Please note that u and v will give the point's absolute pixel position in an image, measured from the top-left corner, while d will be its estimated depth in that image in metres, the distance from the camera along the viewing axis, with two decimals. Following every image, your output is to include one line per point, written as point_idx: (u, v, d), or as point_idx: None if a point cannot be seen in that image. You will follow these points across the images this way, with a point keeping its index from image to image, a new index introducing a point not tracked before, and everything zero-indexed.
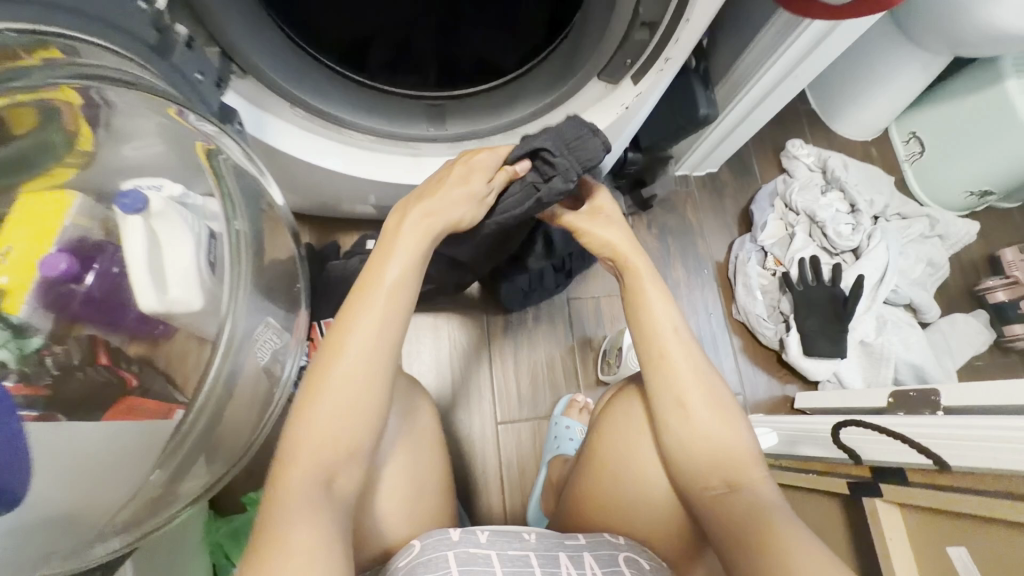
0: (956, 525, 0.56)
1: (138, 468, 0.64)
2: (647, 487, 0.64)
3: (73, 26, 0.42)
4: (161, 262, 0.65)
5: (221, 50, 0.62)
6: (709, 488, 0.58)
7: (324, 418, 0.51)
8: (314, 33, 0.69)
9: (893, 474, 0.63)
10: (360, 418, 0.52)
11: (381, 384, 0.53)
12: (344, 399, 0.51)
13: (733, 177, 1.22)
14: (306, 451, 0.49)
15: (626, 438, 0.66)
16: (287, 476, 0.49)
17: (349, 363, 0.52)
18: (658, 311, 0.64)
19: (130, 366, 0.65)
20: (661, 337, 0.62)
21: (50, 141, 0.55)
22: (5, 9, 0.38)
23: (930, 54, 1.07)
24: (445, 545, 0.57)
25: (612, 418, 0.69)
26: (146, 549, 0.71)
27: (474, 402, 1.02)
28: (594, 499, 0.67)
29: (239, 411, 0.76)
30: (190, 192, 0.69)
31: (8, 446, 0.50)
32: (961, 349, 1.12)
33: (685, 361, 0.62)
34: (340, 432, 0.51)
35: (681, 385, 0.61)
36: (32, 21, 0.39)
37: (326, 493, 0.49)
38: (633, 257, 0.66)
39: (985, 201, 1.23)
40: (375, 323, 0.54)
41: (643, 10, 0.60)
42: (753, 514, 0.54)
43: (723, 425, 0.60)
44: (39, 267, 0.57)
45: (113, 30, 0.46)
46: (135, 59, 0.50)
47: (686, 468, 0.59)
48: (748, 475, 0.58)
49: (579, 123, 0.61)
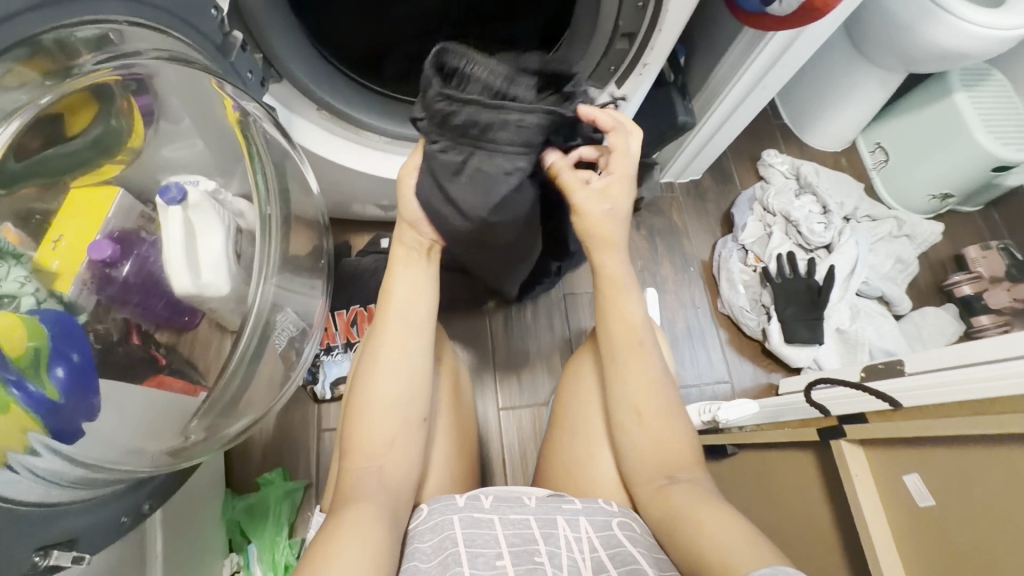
0: (920, 459, 0.62)
1: (177, 419, 0.67)
2: (599, 474, 0.69)
3: (136, 14, 0.48)
4: (195, 249, 0.72)
5: (264, 57, 0.72)
6: (652, 480, 0.63)
7: (373, 418, 0.59)
8: (341, 49, 0.81)
9: (850, 418, 0.70)
10: (401, 411, 0.60)
11: (417, 379, 0.62)
12: (384, 398, 0.60)
13: (714, 184, 1.32)
14: (362, 443, 0.58)
15: (576, 420, 0.73)
16: (354, 463, 0.57)
17: (383, 367, 0.61)
18: (621, 314, 0.68)
19: (158, 347, 0.69)
20: (615, 344, 0.68)
21: (109, 126, 0.59)
22: (93, 7, 0.44)
23: (885, 71, 1.20)
24: (451, 509, 0.58)
25: (568, 412, 0.75)
26: (180, 509, 0.76)
27: (479, 389, 1.09)
28: (560, 479, 0.72)
29: (257, 394, 0.79)
30: (222, 188, 0.76)
31: (76, 380, 0.49)
32: (933, 338, 1.18)
33: (640, 371, 0.66)
34: (389, 428, 0.59)
35: (629, 390, 0.66)
36: (101, 14, 0.45)
37: (381, 474, 0.57)
38: (608, 258, 0.68)
39: (947, 204, 1.32)
40: (401, 333, 0.63)
41: (622, 22, 0.71)
42: (682, 505, 0.58)
43: (669, 425, 0.65)
44: (87, 253, 0.61)
45: (168, 17, 0.52)
46: (185, 41, 0.56)
47: (632, 461, 0.65)
48: (689, 469, 0.63)
49: (431, 68, 0.58)
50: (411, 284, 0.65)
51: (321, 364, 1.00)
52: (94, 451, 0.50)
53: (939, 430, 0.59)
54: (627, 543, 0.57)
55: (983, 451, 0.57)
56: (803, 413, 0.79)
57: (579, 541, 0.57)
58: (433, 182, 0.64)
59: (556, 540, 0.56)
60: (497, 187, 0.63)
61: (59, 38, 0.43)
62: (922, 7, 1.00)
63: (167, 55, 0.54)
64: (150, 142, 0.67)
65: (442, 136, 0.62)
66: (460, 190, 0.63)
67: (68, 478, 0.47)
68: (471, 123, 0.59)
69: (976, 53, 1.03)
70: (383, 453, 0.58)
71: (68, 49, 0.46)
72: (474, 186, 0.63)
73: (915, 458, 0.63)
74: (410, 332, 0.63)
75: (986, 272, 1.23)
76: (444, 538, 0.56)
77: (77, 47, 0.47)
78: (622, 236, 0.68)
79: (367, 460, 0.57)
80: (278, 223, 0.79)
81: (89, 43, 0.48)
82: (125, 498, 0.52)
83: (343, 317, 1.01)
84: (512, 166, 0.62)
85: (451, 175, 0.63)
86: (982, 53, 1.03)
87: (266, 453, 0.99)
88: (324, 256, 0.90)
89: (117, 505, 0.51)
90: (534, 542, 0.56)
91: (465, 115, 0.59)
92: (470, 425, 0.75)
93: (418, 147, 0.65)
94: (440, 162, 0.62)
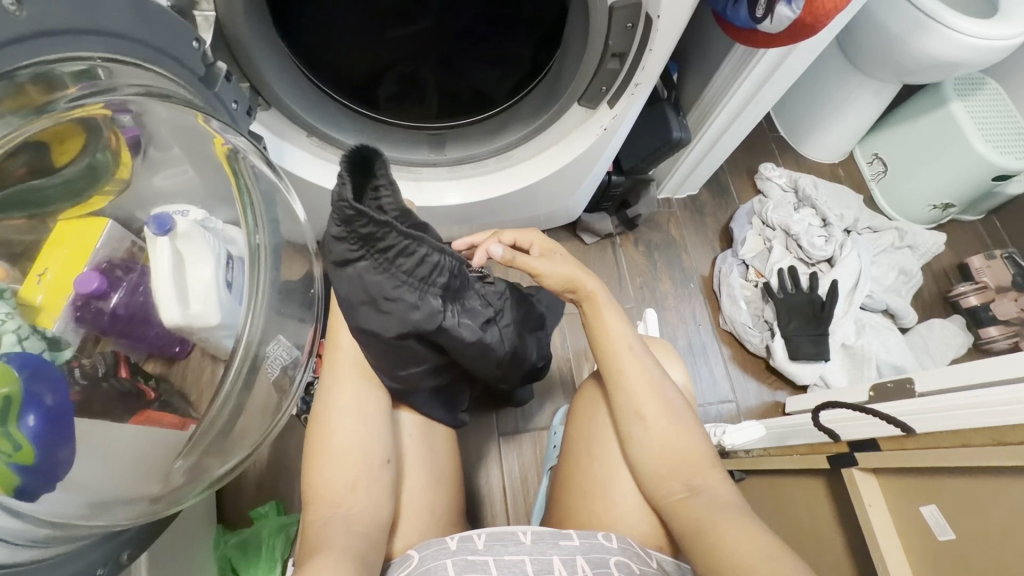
0: (937, 488, 0.60)
1: (162, 456, 0.64)
2: (613, 493, 0.66)
3: (101, 46, 0.46)
4: (184, 279, 0.71)
5: (252, 84, 0.73)
6: (671, 493, 0.59)
7: (328, 470, 0.56)
8: (330, 76, 0.81)
9: (864, 445, 0.68)
10: (362, 455, 0.58)
11: (371, 424, 0.60)
12: (346, 444, 0.58)
13: (712, 199, 1.31)
14: (324, 493, 0.55)
15: (591, 439, 0.71)
16: (319, 512, 0.54)
17: (340, 410, 0.59)
18: (615, 327, 0.67)
19: (147, 380, 0.67)
20: (614, 354, 0.66)
21: (96, 159, 0.58)
22: (63, 42, 0.43)
23: (879, 82, 1.19)
24: (444, 553, 0.53)
25: (587, 430, 0.72)
26: (172, 546, 0.74)
27: (478, 413, 1.06)
28: (571, 508, 0.69)
29: (251, 423, 0.74)
30: (212, 217, 0.74)
31: (59, 422, 0.47)
32: (940, 351, 1.16)
33: (644, 383, 0.64)
34: (346, 477, 0.56)
35: (633, 397, 0.64)
36: (71, 47, 0.43)
37: (349, 517, 0.54)
38: (587, 284, 0.67)
39: (949, 213, 1.30)
40: (347, 381, 0.60)
41: (613, 43, 0.69)
42: (704, 517, 0.55)
43: (679, 429, 0.62)
44: (74, 285, 0.62)
45: (140, 45, 0.51)
46: (164, 75, 0.55)
47: (648, 473, 0.61)
48: (703, 475, 0.59)
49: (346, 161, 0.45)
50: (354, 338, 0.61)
51: (315, 392, 0.98)
52: (59, 507, 0.47)
53: (958, 461, 0.56)
54: None
55: (1000, 478, 0.55)
56: (810, 435, 0.77)
57: None
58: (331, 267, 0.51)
59: None
60: (382, 312, 0.52)
61: (37, 73, 0.42)
62: (915, 20, 0.99)
63: (144, 91, 0.53)
64: (138, 171, 0.66)
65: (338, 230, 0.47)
66: (340, 284, 0.51)
67: (36, 536, 0.44)
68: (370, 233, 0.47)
69: (971, 63, 1.03)
70: (348, 497, 0.55)
71: (51, 82, 0.44)
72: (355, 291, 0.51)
73: (934, 487, 0.61)
74: (364, 375, 0.61)
75: (991, 282, 1.21)
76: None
77: (52, 85, 0.45)
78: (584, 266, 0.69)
79: (331, 508, 0.54)
80: (267, 251, 0.75)
81: (72, 77, 0.46)
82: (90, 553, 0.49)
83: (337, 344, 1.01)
84: (401, 299, 0.51)
85: (333, 265, 0.50)
86: (978, 63, 1.03)
87: (260, 484, 0.96)
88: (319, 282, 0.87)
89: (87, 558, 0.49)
90: None
91: (365, 225, 0.46)
92: (451, 457, 0.73)
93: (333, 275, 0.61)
94: (331, 249, 0.49)
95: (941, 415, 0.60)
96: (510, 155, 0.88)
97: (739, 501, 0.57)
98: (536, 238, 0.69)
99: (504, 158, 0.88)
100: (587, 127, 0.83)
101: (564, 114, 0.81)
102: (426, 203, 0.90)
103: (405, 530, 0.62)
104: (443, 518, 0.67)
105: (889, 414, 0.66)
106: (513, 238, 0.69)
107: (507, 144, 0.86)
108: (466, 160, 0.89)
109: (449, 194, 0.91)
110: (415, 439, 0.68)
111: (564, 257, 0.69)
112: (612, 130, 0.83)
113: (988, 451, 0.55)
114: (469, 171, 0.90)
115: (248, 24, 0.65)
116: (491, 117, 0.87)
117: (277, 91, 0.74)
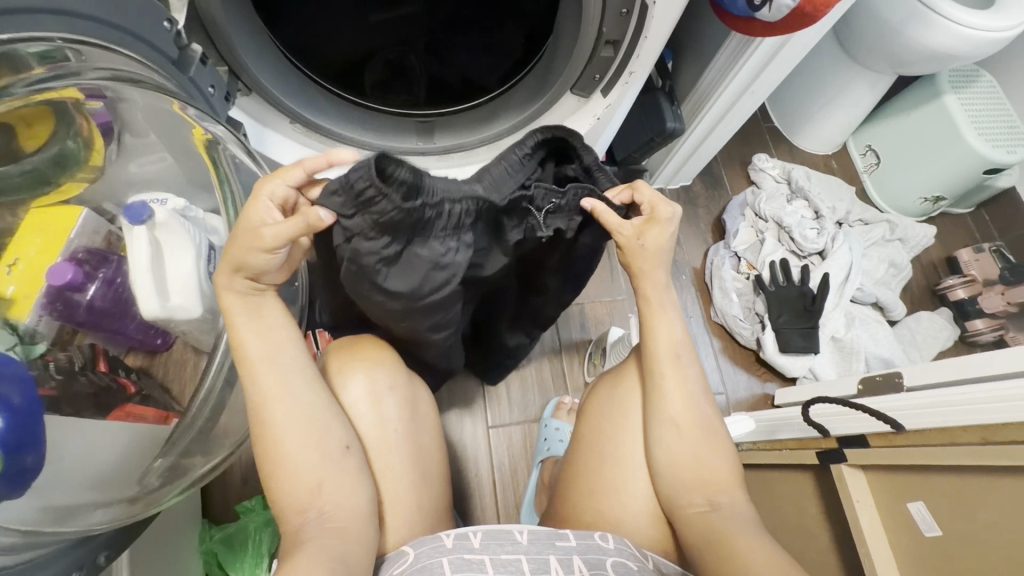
0: (926, 486, 0.61)
1: (138, 454, 0.61)
2: (624, 495, 0.63)
3: (71, 28, 0.44)
4: (163, 269, 0.67)
5: (229, 68, 0.70)
6: (692, 504, 0.56)
7: (291, 480, 0.52)
8: (313, 59, 0.78)
9: (856, 442, 0.69)
10: (321, 451, 0.53)
11: (320, 420, 0.54)
12: (299, 451, 0.52)
13: (705, 189, 1.31)
14: (290, 502, 0.51)
15: (604, 442, 0.66)
16: (290, 520, 0.51)
17: (285, 415, 0.53)
18: (663, 331, 0.61)
19: (129, 374, 0.65)
20: (657, 360, 0.61)
21: (68, 147, 0.56)
22: (18, 22, 0.40)
23: (875, 74, 1.18)
24: (439, 551, 0.51)
25: (600, 430, 0.67)
26: (154, 545, 0.73)
27: (467, 406, 1.05)
28: (574, 507, 0.65)
29: (235, 420, 0.71)
30: (192, 206, 0.71)
31: (24, 421, 0.46)
32: (927, 344, 1.17)
33: (683, 389, 0.60)
34: (314, 479, 0.52)
35: (669, 405, 0.60)
36: (31, 29, 0.41)
37: (324, 519, 0.51)
38: (649, 279, 0.61)
39: (939, 206, 1.30)
40: (283, 372, 0.54)
41: (607, 30, 0.67)
42: (724, 530, 0.52)
43: (711, 439, 0.59)
44: (47, 277, 0.58)
45: (119, 32, 0.49)
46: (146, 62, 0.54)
47: (672, 481, 0.58)
48: (727, 492, 0.57)
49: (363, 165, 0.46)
50: (251, 321, 0.53)
51: None
52: (16, 515, 0.46)
53: (943, 459, 0.57)
54: None
55: (987, 477, 0.55)
56: (799, 430, 0.78)
57: None
58: (369, 276, 0.53)
59: None
60: (436, 272, 0.55)
61: None
62: (912, 9, 0.98)
63: (111, 75, 0.53)
64: (113, 159, 0.63)
65: (375, 235, 0.50)
66: (393, 280, 0.54)
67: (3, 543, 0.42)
68: (416, 218, 0.50)
69: (967, 55, 1.02)
70: (316, 499, 0.52)
71: (12, 62, 0.42)
72: (410, 275, 0.54)
73: (919, 485, 0.61)
74: (294, 362, 0.55)
75: (979, 276, 1.22)
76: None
77: (9, 68, 0.42)
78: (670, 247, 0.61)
79: (300, 514, 0.51)
80: None
81: (37, 58, 0.44)
82: (59, 562, 0.48)
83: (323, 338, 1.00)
84: (450, 257, 0.55)
85: (378, 270, 0.52)
86: (974, 55, 1.02)
87: (246, 479, 0.95)
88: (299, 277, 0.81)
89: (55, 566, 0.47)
90: None
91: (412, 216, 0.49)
92: (439, 451, 0.72)
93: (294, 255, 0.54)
94: (370, 255, 0.51)
95: (931, 413, 0.60)
96: (501, 145, 0.84)
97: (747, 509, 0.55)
98: (649, 199, 0.59)
99: (495, 147, 0.84)
100: (579, 117, 0.80)
101: (557, 102, 0.79)
102: None
103: (393, 528, 0.61)
104: (432, 514, 0.66)
105: (877, 410, 0.66)
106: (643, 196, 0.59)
107: (496, 134, 0.83)
108: (455, 150, 0.85)
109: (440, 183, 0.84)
110: (396, 431, 0.65)
111: (661, 234, 0.59)
112: (605, 120, 0.80)
113: (974, 450, 0.55)
114: (460, 160, 0.85)
115: (226, 5, 0.63)
116: (481, 105, 0.84)
117: (257, 76, 0.71)
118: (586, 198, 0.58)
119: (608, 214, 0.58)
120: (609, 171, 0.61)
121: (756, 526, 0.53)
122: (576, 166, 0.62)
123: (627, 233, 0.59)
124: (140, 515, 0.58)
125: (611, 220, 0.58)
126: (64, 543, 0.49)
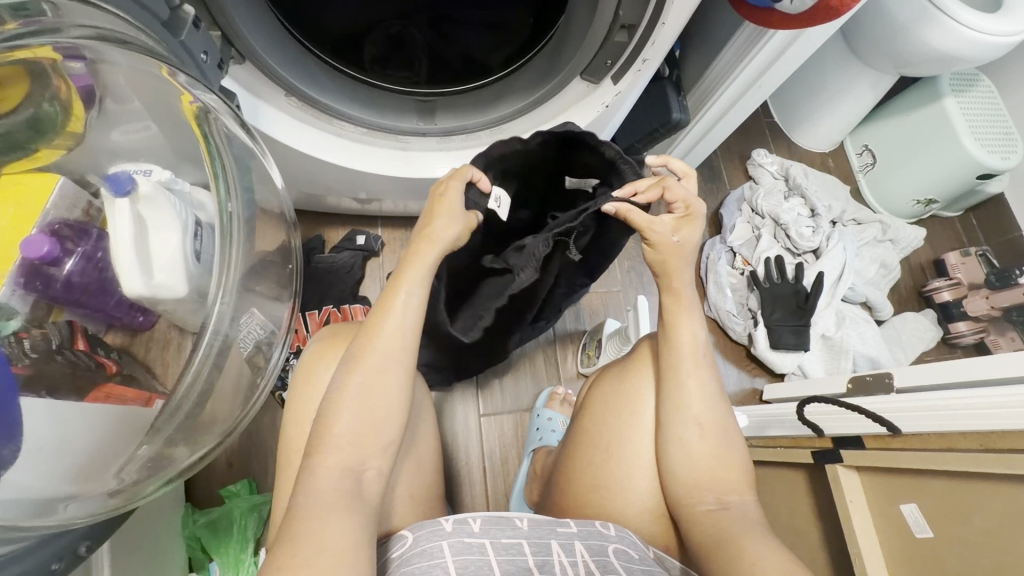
0: (926, 488, 0.63)
1: (123, 440, 0.59)
2: (626, 490, 0.62)
3: None
4: (147, 246, 0.61)
5: (223, 33, 0.64)
6: (702, 503, 0.56)
7: (346, 438, 0.51)
8: (310, 28, 0.74)
9: (851, 442, 0.70)
10: (381, 421, 0.52)
11: (400, 395, 0.54)
12: (361, 411, 0.51)
13: (702, 182, 1.30)
14: (331, 460, 0.49)
15: (613, 436, 0.65)
16: (318, 479, 0.48)
17: (371, 376, 0.53)
18: (686, 330, 0.61)
19: (108, 353, 0.60)
20: (680, 358, 0.60)
21: (44, 112, 0.53)
22: None
23: (877, 73, 1.17)
24: (439, 535, 0.50)
25: (605, 426, 0.66)
26: (134, 531, 0.71)
27: (458, 394, 1.03)
28: (576, 500, 0.65)
29: (221, 406, 0.69)
30: (178, 179, 0.66)
31: None
32: (912, 343, 1.19)
33: (700, 391, 0.60)
34: (365, 445, 0.51)
35: (689, 404, 0.59)
36: None
37: (358, 487, 0.49)
38: (678, 277, 0.62)
39: (931, 209, 1.31)
40: (395, 335, 0.55)
41: (622, 13, 0.65)
42: (731, 531, 0.53)
43: (728, 444, 0.59)
44: (21, 248, 0.52)
45: None
46: (137, 24, 0.52)
47: (681, 482, 0.58)
48: (737, 492, 0.57)
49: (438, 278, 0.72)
50: (420, 294, 0.57)
51: (290, 368, 0.97)
52: None
53: (946, 465, 0.58)
54: (622, 572, 0.50)
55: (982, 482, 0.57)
56: (792, 427, 0.80)
57: (574, 566, 0.50)
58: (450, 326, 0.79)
59: (551, 568, 0.49)
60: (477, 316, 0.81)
61: None
62: (920, 8, 0.97)
63: (95, 33, 0.50)
64: (92, 125, 0.59)
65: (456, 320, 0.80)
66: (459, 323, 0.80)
67: None
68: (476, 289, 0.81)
69: (971, 58, 1.01)
70: (356, 470, 0.50)
71: None
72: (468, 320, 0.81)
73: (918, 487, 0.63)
74: (411, 327, 0.56)
75: (965, 279, 1.24)
76: (432, 567, 0.47)
77: None
78: (693, 252, 0.62)
79: (339, 477, 0.49)
80: (241, 222, 0.69)
81: (11, 11, 0.43)
82: (35, 554, 0.46)
83: (315, 317, 1.00)
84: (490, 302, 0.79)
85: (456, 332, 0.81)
86: (977, 59, 1.02)
87: (231, 463, 0.93)
88: (294, 257, 0.78)
89: (27, 561, 0.45)
90: (528, 572, 0.48)
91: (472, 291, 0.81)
92: (435, 443, 0.71)
93: (452, 220, 0.60)
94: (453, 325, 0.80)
95: (922, 417, 0.61)
96: (504, 129, 0.82)
97: (748, 512, 0.55)
98: (684, 195, 0.61)
99: (496, 132, 0.82)
100: (587, 103, 0.78)
101: (564, 88, 0.77)
102: (414, 174, 0.83)
103: (388, 516, 0.60)
104: (423, 503, 0.65)
105: (873, 412, 0.67)
106: (680, 195, 0.61)
107: (497, 119, 0.81)
108: (457, 132, 0.83)
109: (439, 167, 0.84)
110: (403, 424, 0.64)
111: (683, 240, 0.61)
112: (613, 109, 0.78)
113: (974, 457, 0.57)
114: (460, 143, 0.84)
115: None
116: (484, 87, 0.82)
117: (250, 41, 0.65)
118: (607, 206, 0.59)
119: (636, 213, 0.59)
120: (632, 165, 0.68)
121: (757, 526, 0.53)
122: (597, 157, 0.71)
123: (663, 229, 0.60)
124: (120, 509, 0.55)
125: (642, 219, 0.59)
126: (42, 532, 0.47)
